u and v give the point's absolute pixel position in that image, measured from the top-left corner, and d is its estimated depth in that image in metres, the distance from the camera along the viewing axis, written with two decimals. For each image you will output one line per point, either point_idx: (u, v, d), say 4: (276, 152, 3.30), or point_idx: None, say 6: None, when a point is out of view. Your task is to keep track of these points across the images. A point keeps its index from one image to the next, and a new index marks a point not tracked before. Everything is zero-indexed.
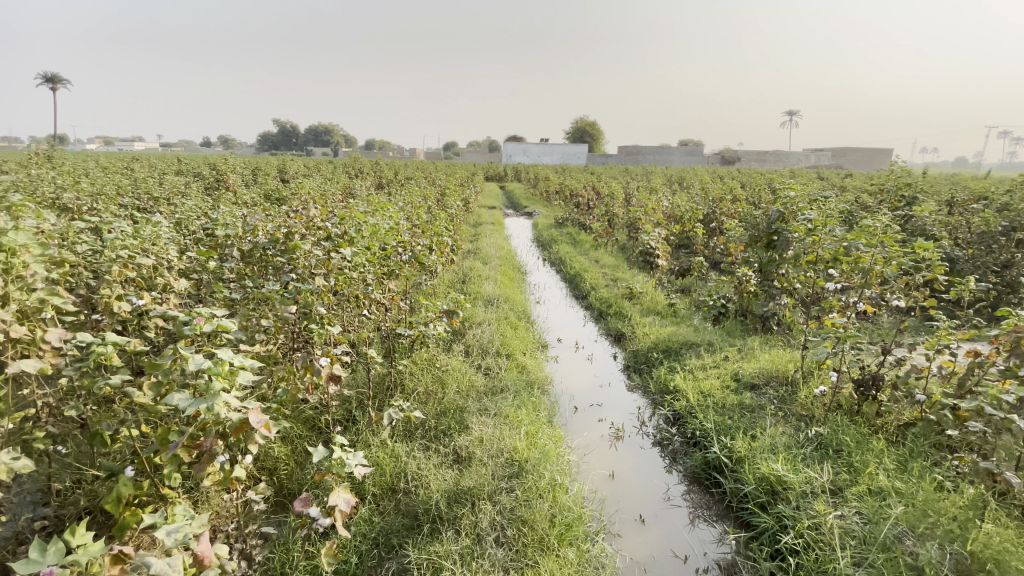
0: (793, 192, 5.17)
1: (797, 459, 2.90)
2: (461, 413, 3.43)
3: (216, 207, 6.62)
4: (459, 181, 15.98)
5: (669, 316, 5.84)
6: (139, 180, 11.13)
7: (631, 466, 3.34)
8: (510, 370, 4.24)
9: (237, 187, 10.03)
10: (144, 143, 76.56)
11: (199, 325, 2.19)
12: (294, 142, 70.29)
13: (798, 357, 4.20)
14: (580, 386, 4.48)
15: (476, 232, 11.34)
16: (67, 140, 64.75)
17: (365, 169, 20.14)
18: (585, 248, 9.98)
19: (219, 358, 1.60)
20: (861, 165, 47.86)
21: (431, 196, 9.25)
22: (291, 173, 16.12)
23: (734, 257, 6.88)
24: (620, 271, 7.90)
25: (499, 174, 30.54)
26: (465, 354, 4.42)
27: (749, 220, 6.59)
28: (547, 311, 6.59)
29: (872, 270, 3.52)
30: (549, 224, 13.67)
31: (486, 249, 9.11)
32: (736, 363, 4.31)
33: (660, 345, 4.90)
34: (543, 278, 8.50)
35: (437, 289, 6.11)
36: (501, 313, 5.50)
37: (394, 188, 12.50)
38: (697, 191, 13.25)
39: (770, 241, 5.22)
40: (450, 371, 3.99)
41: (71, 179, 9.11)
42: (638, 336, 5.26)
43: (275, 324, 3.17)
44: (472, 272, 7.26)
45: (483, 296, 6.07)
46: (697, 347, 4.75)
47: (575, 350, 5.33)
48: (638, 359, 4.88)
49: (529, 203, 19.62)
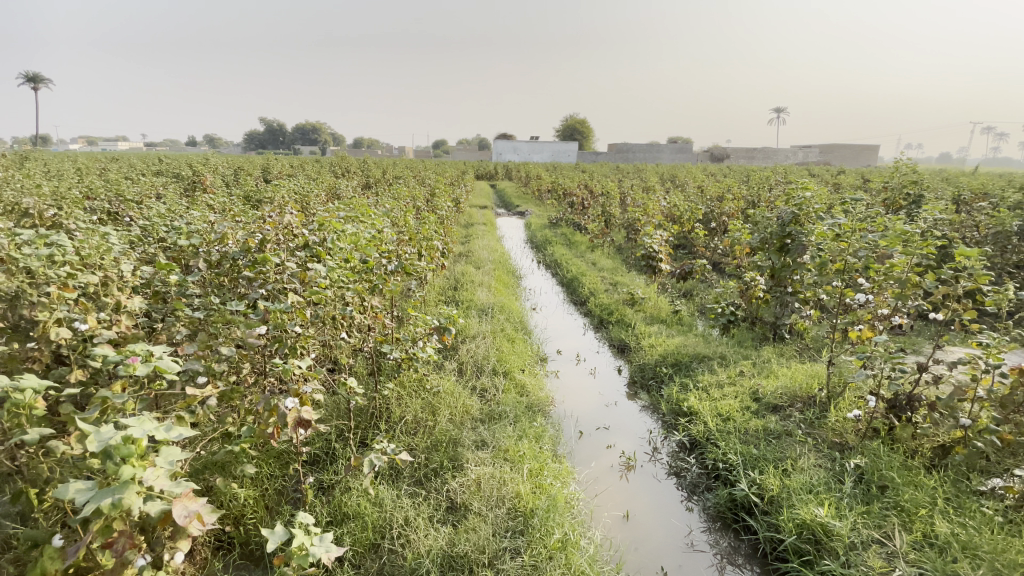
0: (808, 193, 4.82)
1: (839, 502, 2.56)
2: (455, 447, 3.04)
3: (189, 211, 6.16)
4: (449, 180, 15.52)
5: (675, 324, 5.48)
6: (111, 181, 10.55)
7: (647, 504, 2.97)
8: (507, 391, 3.86)
9: (216, 188, 9.56)
10: (127, 143, 75.13)
11: (133, 367, 1.84)
12: (281, 141, 69.15)
13: (821, 373, 3.86)
14: (584, 406, 4.11)
15: (467, 234, 10.92)
16: (46, 139, 63.31)
17: (352, 168, 19.64)
18: (580, 250, 9.59)
19: (133, 435, 1.22)
20: (850, 162, 48.02)
21: (420, 196, 8.80)
22: (276, 173, 15.63)
23: (739, 260, 6.55)
24: (620, 275, 7.53)
25: (489, 173, 30.14)
26: (458, 373, 4.03)
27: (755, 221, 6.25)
28: (545, 320, 6.20)
29: (908, 280, 3.18)
30: (542, 224, 13.30)
31: (478, 252, 8.71)
32: (754, 380, 3.96)
33: (669, 358, 4.54)
34: (538, 283, 8.13)
35: (427, 298, 5.71)
36: (496, 324, 5.10)
37: (382, 188, 12.06)
38: (693, 190, 12.91)
39: (783, 245, 4.87)
40: (442, 395, 3.60)
41: (35, 181, 8.53)
42: (644, 348, 4.90)
43: (240, 352, 2.76)
44: (464, 278, 6.85)
45: (476, 306, 5.67)
46: (710, 361, 4.39)
47: (577, 364, 4.95)
48: (646, 375, 4.51)
49: (521, 202, 19.22)
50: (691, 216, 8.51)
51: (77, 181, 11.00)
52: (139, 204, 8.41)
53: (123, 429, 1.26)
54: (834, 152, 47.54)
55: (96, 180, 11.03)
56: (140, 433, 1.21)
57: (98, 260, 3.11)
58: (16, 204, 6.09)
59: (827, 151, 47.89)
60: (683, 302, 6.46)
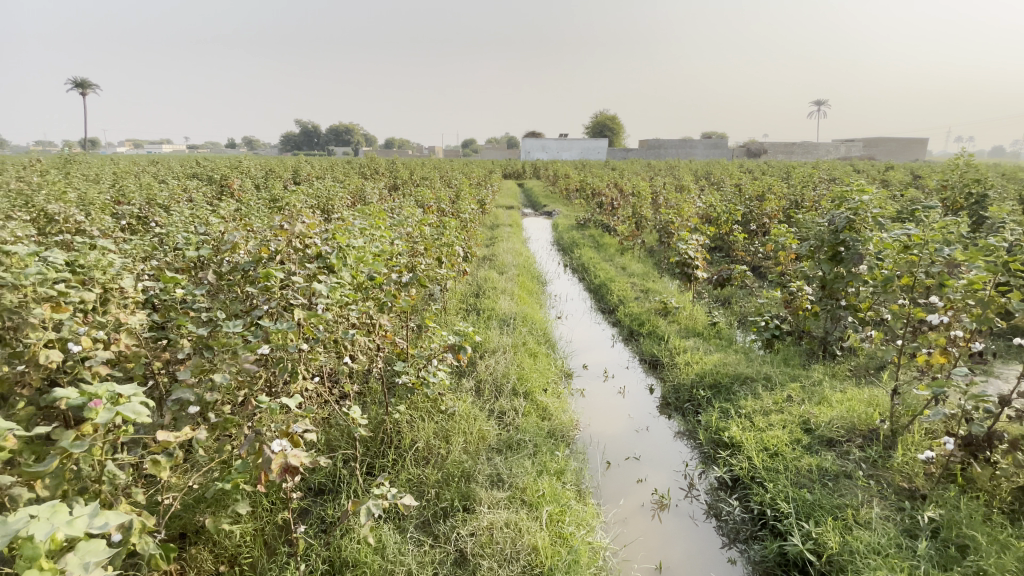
0: (866, 196, 4.33)
1: (914, 569, 2.17)
2: (469, 484, 2.78)
3: (211, 216, 6.10)
4: (475, 181, 15.25)
5: (712, 338, 5.06)
6: (144, 184, 10.73)
7: (683, 553, 2.64)
8: (528, 415, 3.57)
9: (243, 191, 9.60)
10: (170, 146, 78.28)
11: (94, 413, 1.63)
12: (314, 142, 70.56)
13: (882, 403, 3.43)
14: (612, 430, 3.79)
15: (493, 236, 10.65)
16: (96, 143, 66.39)
17: (380, 169, 19.68)
18: (609, 254, 9.19)
19: (40, 531, 0.98)
20: (897, 156, 45.63)
21: (443, 199, 8.57)
22: (304, 174, 15.81)
23: (783, 268, 6.06)
24: (651, 281, 7.12)
25: (517, 172, 29.87)
26: (475, 394, 3.76)
27: (801, 225, 5.76)
28: (571, 330, 5.86)
29: (993, 301, 2.73)
30: (570, 225, 12.94)
31: (502, 256, 8.42)
32: (804, 408, 3.55)
33: (707, 379, 4.15)
34: (565, 288, 7.81)
35: (447, 308, 5.48)
36: (518, 336, 4.81)
37: (408, 190, 11.94)
38: (729, 189, 12.28)
39: (835, 254, 4.40)
40: (457, 420, 3.34)
41: (69, 186, 8.69)
42: (679, 366, 4.52)
43: (237, 379, 2.56)
44: (487, 284, 6.57)
45: (498, 316, 5.38)
46: (753, 383, 3.99)
47: (604, 381, 4.61)
48: (680, 397, 4.14)
49: (549, 201, 18.86)
50: (729, 218, 8.00)
51: (112, 184, 11.24)
52: (166, 208, 8.46)
53: (32, 520, 1.02)
54: (879, 145, 45.28)
55: (131, 183, 11.25)
56: (38, 537, 0.95)
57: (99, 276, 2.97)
58: (43, 210, 6.13)
59: (872, 145, 45.64)
60: (720, 312, 6.02)
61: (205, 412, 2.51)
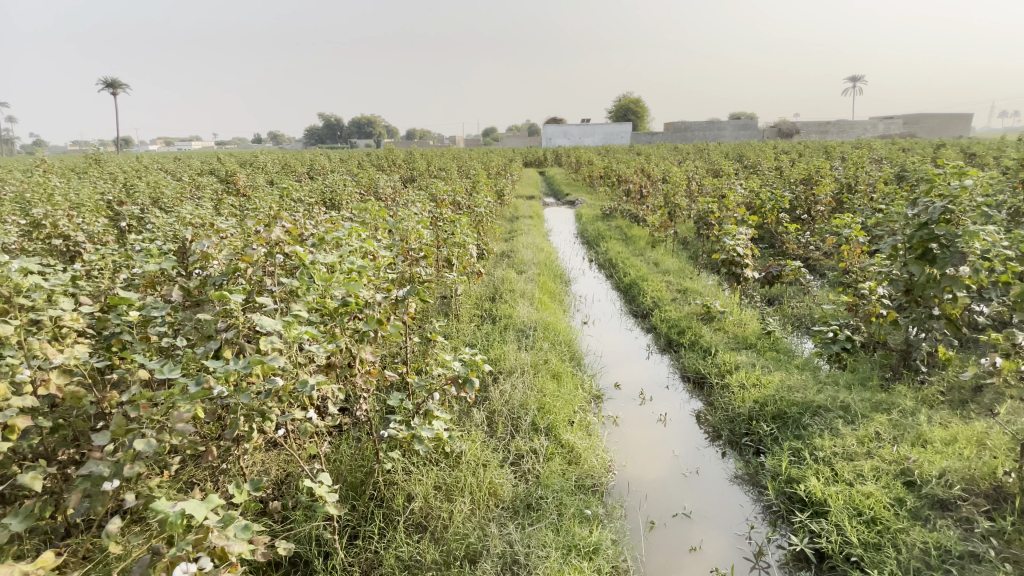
0: (968, 180, 3.51)
1: None
2: (475, 569, 2.20)
3: (203, 215, 5.59)
4: (494, 171, 14.55)
5: (768, 352, 4.32)
6: (152, 182, 10.38)
7: None
8: (552, 458, 2.94)
9: (251, 188, 9.14)
10: (198, 142, 79.91)
11: None
12: (335, 135, 70.69)
13: (1008, 452, 2.68)
14: (654, 474, 3.13)
15: (512, 230, 9.96)
16: (126, 141, 68.10)
17: (398, 160, 19.16)
18: (639, 248, 8.41)
19: None
20: (943, 132, 42.87)
21: (458, 191, 7.91)
22: (319, 168, 15.35)
23: (847, 265, 5.24)
24: (690, 280, 6.35)
25: (538, 159, 29.02)
26: (488, 430, 3.14)
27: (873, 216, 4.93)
28: (600, 339, 5.17)
29: None
30: (595, 215, 12.15)
31: (522, 253, 7.74)
32: (900, 453, 2.84)
33: (768, 409, 3.44)
34: (591, 287, 7.11)
35: (461, 318, 4.86)
36: (540, 352, 4.16)
37: (424, 181, 11.35)
38: (768, 172, 11.28)
39: (926, 252, 3.64)
40: (466, 470, 2.74)
41: (69, 187, 8.32)
42: (732, 390, 3.81)
43: (172, 440, 2.00)
44: (505, 286, 5.91)
45: (517, 326, 4.72)
46: (827, 417, 3.27)
47: (642, 405, 3.92)
48: (736, 431, 3.45)
49: (572, 190, 18.05)
50: (775, 206, 7.15)
51: (120, 184, 10.92)
52: (169, 207, 8.02)
53: None
54: (923, 121, 42.59)
55: (140, 181, 10.94)
56: None
57: (24, 301, 2.44)
58: (30, 214, 5.73)
59: (914, 121, 42.98)
60: (772, 317, 5.25)
61: (133, 484, 1.97)
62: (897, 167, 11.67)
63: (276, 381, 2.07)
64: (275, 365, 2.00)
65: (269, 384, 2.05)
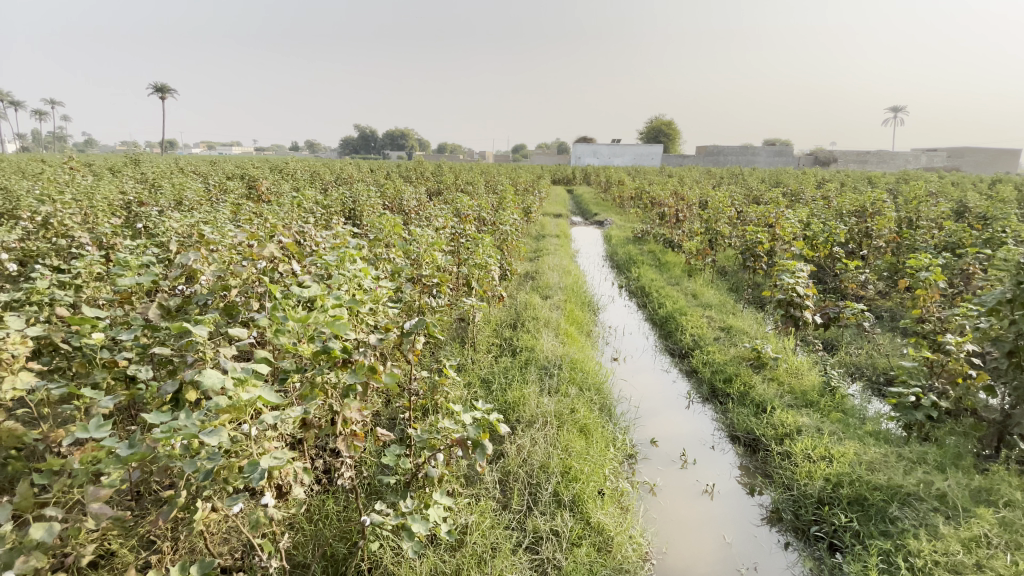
0: None
1: None
2: None
3: (212, 221, 5.26)
4: (522, 187, 14.21)
5: (833, 413, 3.69)
6: (178, 183, 10.29)
7: None
8: (577, 546, 2.39)
9: (272, 195, 8.90)
10: (236, 146, 82.53)
11: None
12: (369, 145, 72.08)
13: None
14: (701, 566, 2.54)
15: (537, 250, 9.48)
16: (169, 143, 70.81)
17: (424, 172, 18.99)
18: (674, 277, 7.81)
19: None
20: (991, 168, 41.10)
21: (483, 206, 7.48)
22: (345, 177, 15.22)
23: (923, 313, 4.57)
24: (733, 317, 5.73)
25: (567, 177, 28.69)
26: (501, 500, 2.62)
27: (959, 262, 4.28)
28: (632, 381, 4.58)
29: None
30: (625, 237, 11.60)
31: (547, 275, 7.22)
32: (1020, 566, 2.16)
33: (844, 492, 2.83)
34: (621, 318, 6.55)
35: (478, 350, 4.36)
36: (566, 397, 3.63)
37: (449, 195, 11.03)
38: (814, 202, 10.54)
39: None
40: (472, 557, 2.20)
41: (93, 184, 8.23)
42: (795, 462, 3.19)
43: (90, 520, 1.53)
44: (528, 313, 5.39)
45: (540, 362, 4.19)
46: (921, 509, 2.62)
47: (684, 470, 3.34)
48: (804, 516, 2.85)
49: (600, 210, 17.52)
50: (830, 239, 6.50)
51: (147, 185, 10.89)
52: (186, 209, 7.80)
53: None
54: (971, 156, 40.92)
55: (164, 182, 10.87)
56: None
57: None
58: (38, 212, 5.49)
59: (960, 155, 41.28)
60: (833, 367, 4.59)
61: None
62: (956, 201, 10.82)
63: (220, 457, 1.44)
64: (218, 438, 1.39)
65: (210, 461, 1.43)
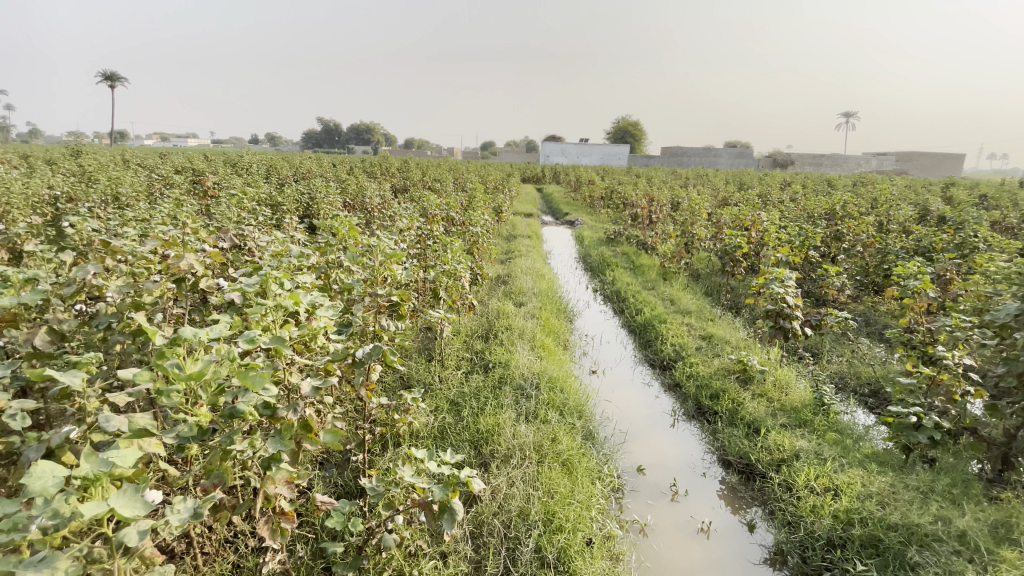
0: None
1: None
2: None
3: (140, 220, 4.61)
4: (492, 186, 13.78)
5: (829, 433, 3.45)
6: (114, 177, 9.34)
7: None
8: None
9: (221, 191, 8.18)
10: (192, 137, 79.02)
11: None
12: (333, 140, 70.12)
13: None
14: None
15: (508, 251, 9.08)
16: (118, 133, 67.01)
17: (389, 168, 18.28)
18: (650, 281, 7.56)
19: None
20: (936, 173, 43.20)
21: (451, 205, 7.01)
22: (305, 173, 14.40)
23: (910, 323, 4.41)
24: (714, 324, 5.49)
25: (536, 175, 28.43)
26: (473, 561, 2.22)
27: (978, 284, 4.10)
28: (613, 398, 4.24)
29: None
30: (597, 238, 11.34)
31: (520, 279, 6.82)
32: None
33: (856, 533, 2.56)
34: (598, 325, 6.23)
35: (447, 367, 3.93)
36: (545, 424, 3.25)
37: (416, 193, 10.50)
38: (783, 204, 10.53)
39: None
40: None
41: (10, 176, 7.29)
42: (798, 495, 2.91)
43: None
44: (501, 322, 4.98)
45: (514, 381, 3.79)
46: (941, 552, 2.36)
47: (676, 503, 3.01)
48: (813, 560, 2.56)
49: (571, 209, 17.24)
50: (808, 243, 6.35)
51: (82, 178, 9.92)
52: (120, 206, 7.02)
53: None
54: (919, 161, 42.91)
55: (97, 175, 9.85)
56: None
57: None
58: None
59: (909, 160, 43.23)
60: (819, 380, 4.39)
61: None
62: (917, 204, 11.02)
63: None
64: (54, 564, 0.92)
65: None
